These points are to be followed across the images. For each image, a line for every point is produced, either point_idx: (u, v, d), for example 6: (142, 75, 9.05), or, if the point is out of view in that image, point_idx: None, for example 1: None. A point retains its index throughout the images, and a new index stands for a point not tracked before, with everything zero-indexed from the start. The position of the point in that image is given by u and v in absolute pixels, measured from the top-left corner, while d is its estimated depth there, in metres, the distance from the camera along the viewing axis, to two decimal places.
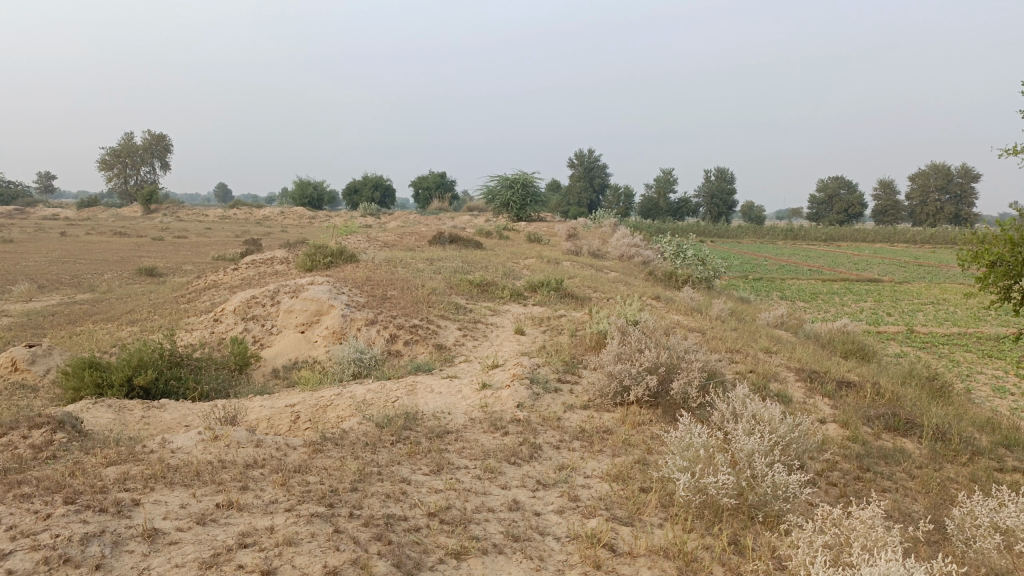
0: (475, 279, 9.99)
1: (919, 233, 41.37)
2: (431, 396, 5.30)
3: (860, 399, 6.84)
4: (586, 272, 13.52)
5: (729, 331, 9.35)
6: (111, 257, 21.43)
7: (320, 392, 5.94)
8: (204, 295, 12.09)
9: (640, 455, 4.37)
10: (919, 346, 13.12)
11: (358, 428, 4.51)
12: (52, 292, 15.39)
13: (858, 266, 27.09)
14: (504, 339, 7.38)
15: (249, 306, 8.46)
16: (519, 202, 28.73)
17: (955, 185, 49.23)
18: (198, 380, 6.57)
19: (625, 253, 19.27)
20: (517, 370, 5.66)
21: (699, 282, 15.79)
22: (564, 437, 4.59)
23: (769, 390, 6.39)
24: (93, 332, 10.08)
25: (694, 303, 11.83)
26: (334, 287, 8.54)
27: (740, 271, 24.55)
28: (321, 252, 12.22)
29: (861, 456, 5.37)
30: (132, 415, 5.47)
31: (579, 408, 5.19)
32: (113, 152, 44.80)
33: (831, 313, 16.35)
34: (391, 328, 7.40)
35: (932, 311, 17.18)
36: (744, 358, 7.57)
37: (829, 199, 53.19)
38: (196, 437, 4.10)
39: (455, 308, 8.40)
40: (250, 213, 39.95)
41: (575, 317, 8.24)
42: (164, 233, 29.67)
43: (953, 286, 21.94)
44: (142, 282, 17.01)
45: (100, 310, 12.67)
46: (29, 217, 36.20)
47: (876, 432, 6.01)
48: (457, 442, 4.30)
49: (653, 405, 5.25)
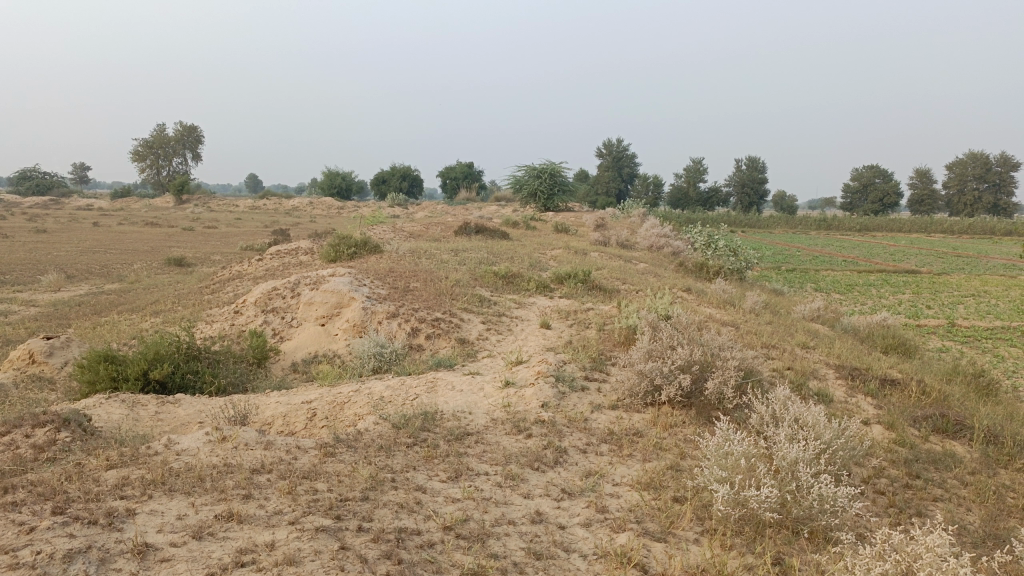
0: (500, 270, 9.73)
1: (956, 223, 40.23)
2: (451, 395, 5.06)
3: (905, 399, 6.47)
4: (615, 264, 13.20)
5: (764, 325, 8.99)
6: (141, 247, 21.52)
7: (337, 388, 5.73)
8: (228, 286, 11.98)
9: (673, 462, 4.09)
10: (961, 340, 12.62)
11: (373, 428, 4.29)
12: (81, 282, 15.44)
13: (894, 258, 26.37)
14: (530, 333, 7.11)
15: (270, 297, 8.28)
16: (547, 192, 28.38)
17: (994, 174, 47.86)
18: (214, 374, 6.40)
19: (655, 244, 18.90)
20: (543, 368, 5.39)
21: (730, 273, 15.36)
22: (592, 441, 4.32)
23: (809, 390, 6.07)
24: (116, 323, 9.99)
25: (725, 295, 11.45)
26: (356, 279, 8.33)
27: (772, 262, 24.00)
28: (345, 243, 12.04)
29: (909, 461, 5.03)
30: (145, 411, 5.31)
31: (607, 409, 4.91)
32: (145, 143, 45.23)
33: (867, 306, 15.84)
34: (413, 321, 7.16)
35: (973, 303, 16.58)
36: (780, 354, 7.24)
37: (864, 188, 52.06)
38: (203, 438, 3.90)
39: (479, 300, 8.15)
40: (278, 203, 40.08)
41: (604, 310, 7.94)
42: (194, 223, 29.86)
43: (994, 278, 21.23)
44: (169, 273, 17.00)
45: (126, 300, 12.64)
46: (65, 207, 36.65)
47: (923, 435, 5.66)
48: (477, 446, 4.05)
49: (686, 406, 4.96)
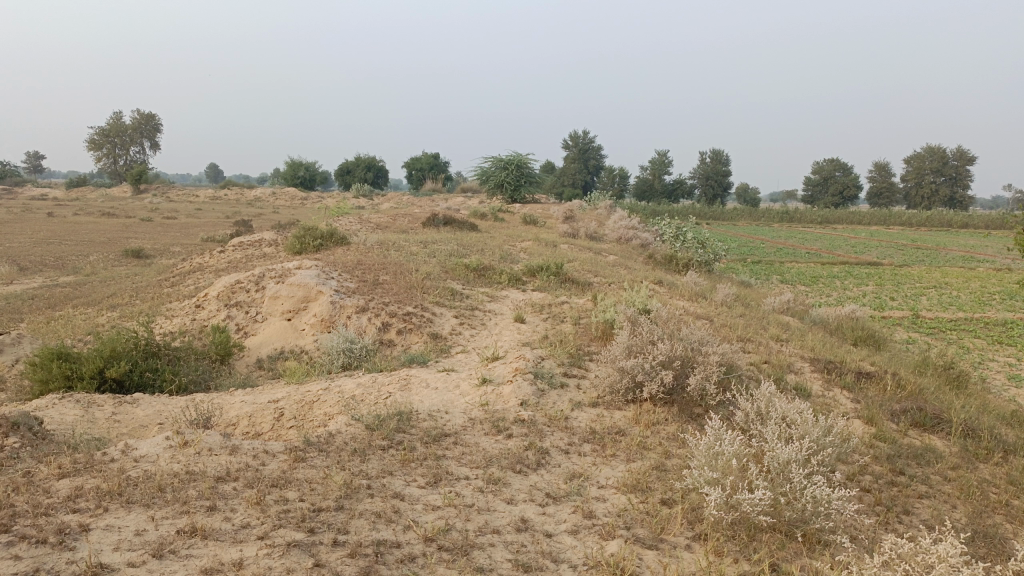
0: (471, 263, 9.54)
1: (914, 216, 40.94)
2: (426, 393, 4.87)
3: (882, 392, 6.44)
4: (586, 256, 13.09)
5: (737, 317, 8.93)
6: (98, 239, 20.89)
7: (306, 386, 5.50)
8: (189, 278, 11.61)
9: (658, 462, 3.96)
10: (925, 332, 12.75)
11: (345, 430, 4.08)
12: (34, 275, 14.88)
13: (856, 250, 26.70)
14: (504, 328, 6.94)
15: (233, 291, 7.98)
16: (514, 184, 28.18)
17: (951, 168, 48.77)
18: (175, 372, 6.12)
19: (623, 236, 18.85)
20: (520, 364, 5.22)
21: (700, 265, 15.33)
22: (574, 440, 4.17)
23: (787, 385, 6.01)
24: (71, 318, 9.60)
25: (697, 287, 11.40)
26: (323, 272, 8.06)
27: (738, 254, 24.13)
28: (311, 234, 11.73)
29: (891, 457, 4.97)
30: (101, 413, 5.03)
31: (588, 406, 4.77)
32: (102, 131, 44.00)
33: (833, 298, 15.94)
34: (383, 315, 6.94)
35: (935, 295, 16.78)
36: (756, 347, 7.17)
37: (825, 181, 52.74)
38: (163, 443, 3.65)
39: (451, 294, 7.96)
40: (240, 193, 39.32)
41: (578, 303, 7.81)
42: (154, 213, 29.12)
43: (953, 269, 21.59)
44: (127, 265, 16.49)
45: (82, 293, 12.18)
46: (18, 197, 35.55)
47: (903, 429, 5.62)
48: (455, 448, 3.87)
49: (668, 403, 4.83)
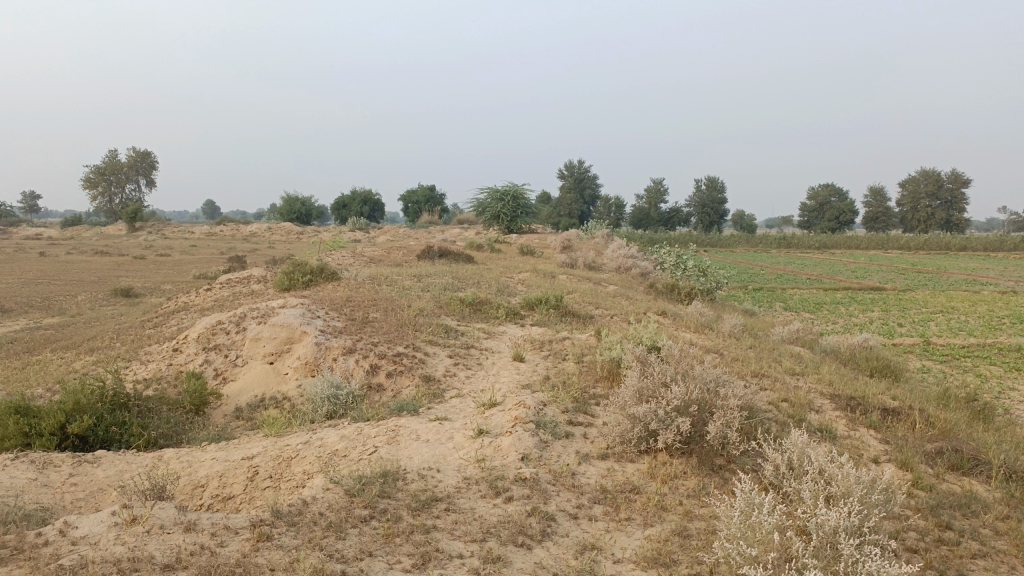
0: (466, 297, 9.07)
1: (912, 240, 40.64)
2: (416, 447, 4.36)
3: (911, 431, 5.92)
4: (585, 287, 12.66)
5: (746, 350, 8.45)
6: (87, 278, 20.41)
7: (285, 439, 5.00)
8: (172, 318, 11.13)
9: (679, 526, 3.47)
10: (939, 359, 12.25)
11: (322, 495, 3.58)
12: (17, 317, 14.36)
13: (856, 275, 26.28)
14: (501, 368, 6.47)
15: (213, 333, 7.49)
16: (511, 215, 27.82)
17: (946, 191, 48.54)
18: (144, 425, 5.60)
19: (622, 265, 18.41)
20: (519, 412, 4.71)
21: (702, 294, 14.87)
22: (583, 502, 3.67)
23: (810, 427, 5.52)
24: (46, 363, 9.09)
25: (702, 318, 10.95)
26: (309, 311, 7.58)
27: (739, 281, 23.74)
28: (300, 270, 11.26)
29: (934, 509, 4.46)
30: (56, 476, 4.53)
31: (596, 459, 4.27)
32: (97, 170, 43.74)
33: (839, 326, 15.45)
34: (371, 357, 6.44)
35: (943, 320, 16.31)
36: (772, 383, 6.67)
37: (820, 206, 52.55)
38: (106, 519, 3.13)
39: (445, 332, 7.49)
40: (236, 229, 38.98)
41: (580, 339, 7.33)
42: (147, 250, 28.65)
43: (958, 293, 21.15)
44: (115, 304, 16.00)
45: (63, 336, 11.70)
46: (12, 237, 35.14)
47: (940, 473, 5.10)
48: (447, 516, 3.37)
49: (685, 453, 4.33)
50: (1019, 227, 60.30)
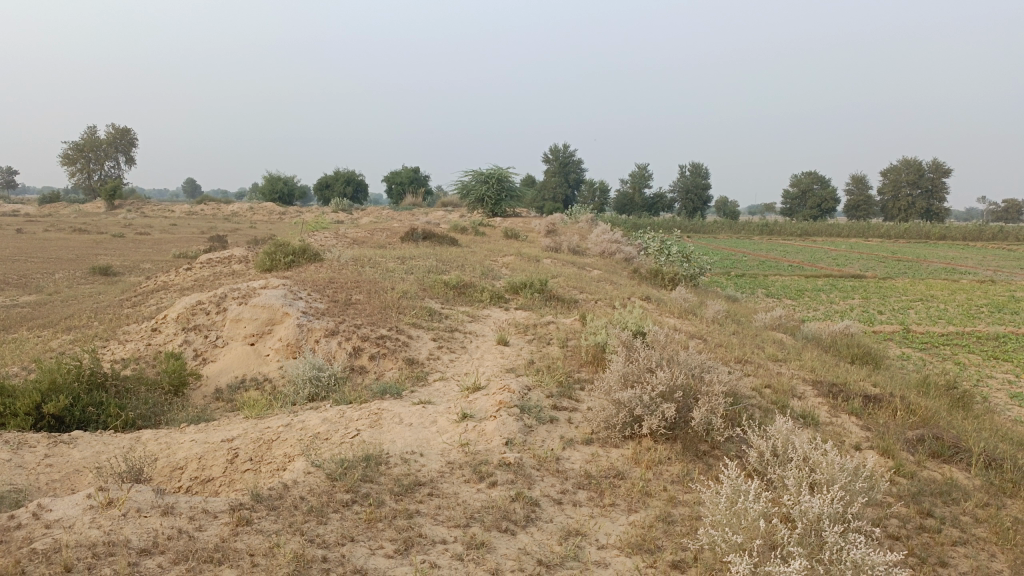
0: (450, 280, 9.01)
1: (892, 228, 40.95)
2: (399, 430, 4.32)
3: (892, 418, 5.95)
4: (569, 271, 12.63)
5: (730, 336, 8.46)
6: (65, 256, 20.10)
7: (266, 422, 4.94)
8: (151, 298, 10.98)
9: (664, 512, 3.46)
10: (918, 347, 12.36)
11: (303, 478, 3.53)
12: None
13: (837, 263, 26.45)
14: (485, 352, 6.43)
15: (193, 313, 7.39)
16: (495, 198, 27.70)
17: (927, 181, 48.91)
18: (122, 406, 5.51)
19: (607, 249, 18.40)
20: (503, 396, 4.67)
21: (686, 279, 14.89)
22: (567, 487, 3.65)
23: (792, 413, 5.54)
24: (23, 342, 8.94)
25: (686, 303, 10.96)
26: (291, 292, 7.49)
27: (721, 267, 23.81)
28: (282, 250, 11.13)
29: (915, 496, 4.47)
30: (31, 456, 4.44)
31: (580, 444, 4.25)
32: (76, 146, 43.03)
33: (821, 313, 15.54)
34: (354, 339, 6.37)
35: (922, 308, 16.45)
36: (756, 369, 6.68)
37: (803, 194, 52.80)
38: (82, 502, 3.06)
39: (429, 314, 7.44)
40: (217, 209, 38.57)
41: (564, 323, 7.31)
42: (127, 229, 28.28)
43: (937, 281, 21.34)
44: (93, 283, 15.77)
45: (40, 314, 11.51)
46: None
47: (921, 461, 5.13)
48: (430, 501, 3.34)
49: (670, 439, 4.32)
50: (997, 217, 60.93)
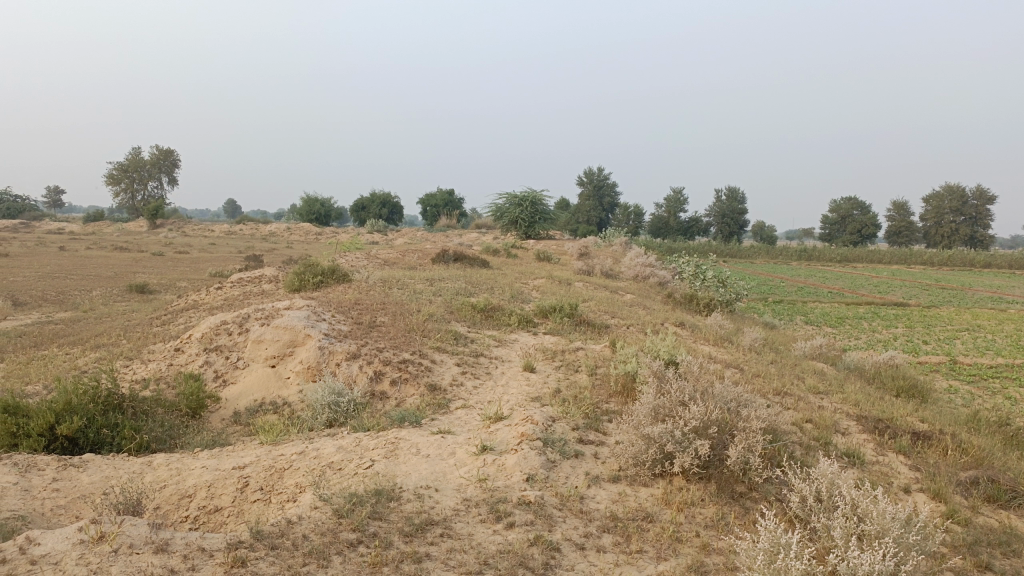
0: (478, 303, 8.81)
1: (935, 255, 39.89)
2: (415, 462, 4.09)
3: (942, 457, 5.57)
4: (601, 295, 12.37)
5: (767, 365, 8.11)
6: (104, 273, 20.33)
7: (281, 449, 4.75)
8: (180, 317, 10.95)
9: (696, 561, 3.18)
10: (965, 380, 11.82)
11: (308, 514, 3.32)
12: (31, 310, 14.27)
13: (878, 290, 25.74)
14: (511, 378, 6.19)
15: (216, 333, 7.28)
16: (528, 220, 27.54)
17: (971, 207, 47.74)
18: (137, 428, 5.38)
19: (640, 273, 18.08)
20: (526, 428, 4.43)
21: (721, 305, 14.51)
22: (592, 530, 3.39)
23: (834, 451, 5.20)
24: (51, 359, 8.92)
25: (722, 330, 10.62)
26: (314, 313, 7.33)
27: (758, 293, 23.31)
28: (311, 270, 11.05)
29: (971, 547, 4.11)
30: (38, 480, 4.29)
31: (607, 482, 3.99)
32: (121, 166, 43.99)
33: (862, 342, 15.03)
34: (376, 363, 6.18)
35: (969, 338, 15.83)
36: (794, 402, 6.34)
37: (842, 220, 51.86)
38: (71, 535, 2.87)
39: (455, 338, 7.23)
40: (255, 228, 39.03)
41: (594, 350, 7.05)
42: (166, 247, 28.64)
43: (984, 311, 20.62)
44: (128, 300, 15.88)
45: (71, 332, 11.54)
46: (36, 231, 35.33)
47: (976, 505, 4.75)
48: (443, 543, 3.10)
49: (703, 478, 4.03)
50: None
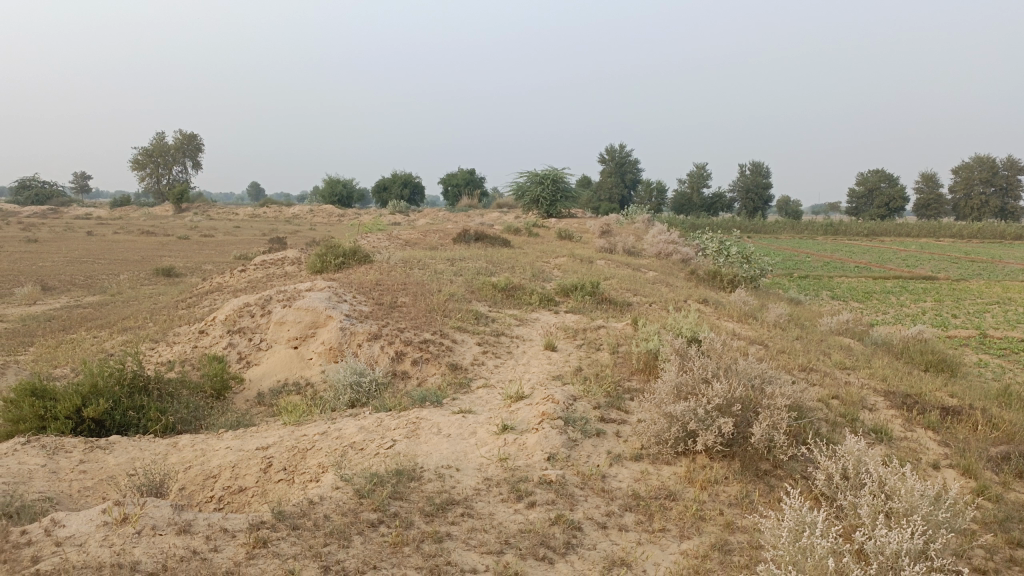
0: (499, 282, 8.78)
1: (964, 228, 39.14)
2: (436, 442, 4.09)
3: (973, 433, 5.47)
4: (623, 272, 12.28)
5: (792, 342, 8.00)
6: (131, 257, 20.57)
7: (303, 429, 4.77)
8: (205, 299, 11.04)
9: (720, 539, 3.14)
10: (996, 354, 11.60)
11: (329, 494, 3.33)
12: (60, 295, 14.48)
13: (906, 264, 25.33)
14: (532, 357, 6.17)
15: (239, 315, 7.32)
16: (550, 198, 27.41)
17: (1002, 178, 46.72)
18: (163, 410, 5.43)
19: (663, 250, 17.92)
20: (547, 407, 4.40)
21: (745, 281, 14.36)
22: (614, 509, 3.36)
23: (861, 428, 5.12)
24: (80, 342, 9.04)
25: (746, 306, 10.50)
26: (336, 294, 7.34)
27: (783, 268, 23.05)
28: (333, 252, 11.07)
29: (1003, 523, 4.03)
30: (65, 462, 4.34)
31: (629, 461, 3.96)
32: (146, 151, 44.37)
33: (890, 316, 14.81)
34: (397, 343, 6.18)
35: (999, 312, 15.53)
36: (820, 379, 6.25)
37: (869, 193, 51.03)
38: (96, 517, 2.90)
39: (476, 318, 7.21)
40: (278, 210, 39.24)
41: (615, 328, 6.99)
42: (192, 231, 28.87)
43: (1014, 283, 20.22)
44: (155, 284, 16.06)
45: (100, 315, 11.69)
46: (64, 216, 35.83)
47: (1008, 481, 4.66)
48: (463, 522, 3.10)
49: (727, 456, 3.99)
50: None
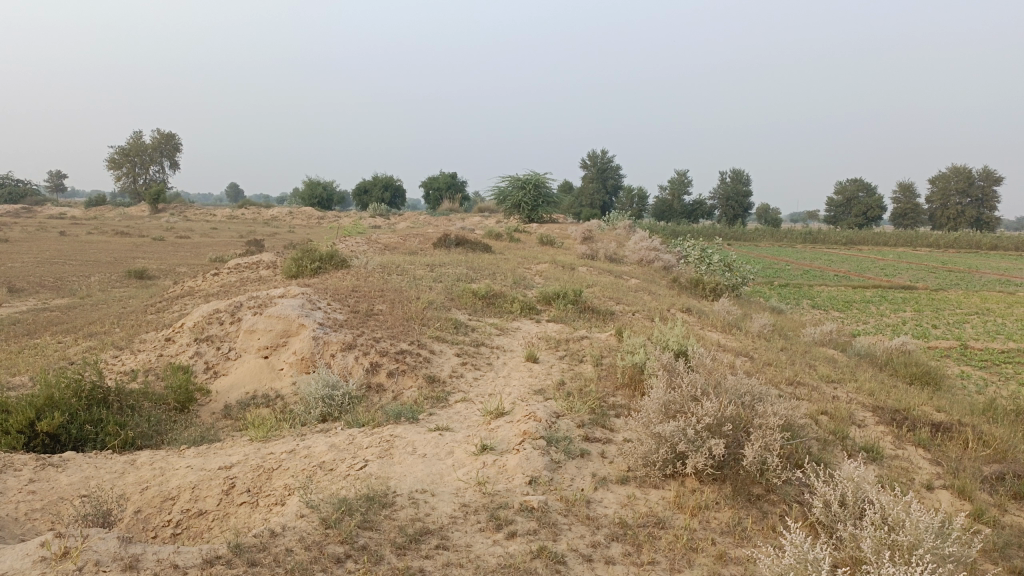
0: (479, 290, 8.54)
1: (941, 237, 39.44)
2: (410, 463, 3.85)
3: (965, 450, 5.31)
4: (605, 280, 12.09)
5: (777, 353, 7.84)
6: (103, 259, 20.07)
7: (271, 446, 4.51)
8: (176, 304, 10.69)
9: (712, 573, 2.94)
10: (978, 365, 11.52)
11: (293, 523, 3.08)
12: (26, 297, 14.02)
13: (884, 273, 25.41)
14: (513, 369, 5.94)
15: (207, 322, 7.03)
16: (531, 203, 27.23)
17: (977, 189, 47.17)
18: (123, 424, 5.14)
19: (644, 257, 17.78)
20: (529, 426, 4.17)
21: (728, 289, 14.23)
22: (600, 538, 3.15)
23: (852, 447, 4.95)
24: (43, 348, 8.68)
25: (729, 316, 10.35)
26: (309, 301, 7.07)
27: (763, 276, 23.01)
28: (309, 256, 10.78)
29: (1002, 550, 3.85)
30: (13, 481, 4.05)
31: (615, 484, 3.75)
32: (122, 150, 43.66)
33: (871, 326, 14.75)
34: (372, 354, 5.93)
35: (979, 322, 15.51)
36: (808, 393, 6.08)
37: (847, 202, 51.36)
38: (33, 552, 2.63)
39: (455, 327, 6.97)
40: (256, 212, 38.72)
41: (598, 338, 6.79)
42: (167, 232, 28.32)
43: (992, 294, 20.29)
44: (127, 286, 15.64)
45: (67, 319, 11.30)
46: (37, 216, 35.09)
47: (1004, 502, 4.50)
48: (438, 556, 2.86)
49: (717, 479, 3.79)
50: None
